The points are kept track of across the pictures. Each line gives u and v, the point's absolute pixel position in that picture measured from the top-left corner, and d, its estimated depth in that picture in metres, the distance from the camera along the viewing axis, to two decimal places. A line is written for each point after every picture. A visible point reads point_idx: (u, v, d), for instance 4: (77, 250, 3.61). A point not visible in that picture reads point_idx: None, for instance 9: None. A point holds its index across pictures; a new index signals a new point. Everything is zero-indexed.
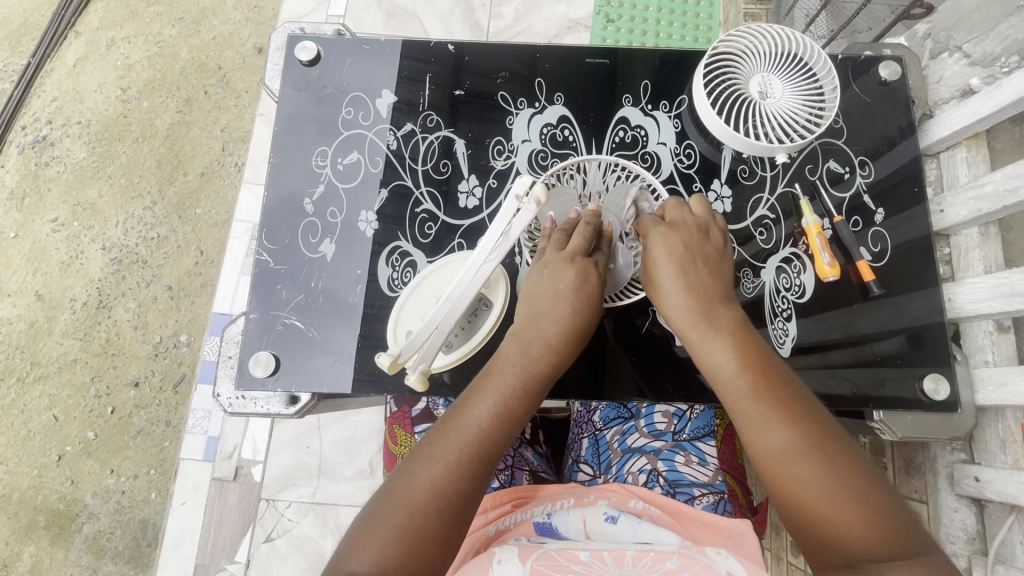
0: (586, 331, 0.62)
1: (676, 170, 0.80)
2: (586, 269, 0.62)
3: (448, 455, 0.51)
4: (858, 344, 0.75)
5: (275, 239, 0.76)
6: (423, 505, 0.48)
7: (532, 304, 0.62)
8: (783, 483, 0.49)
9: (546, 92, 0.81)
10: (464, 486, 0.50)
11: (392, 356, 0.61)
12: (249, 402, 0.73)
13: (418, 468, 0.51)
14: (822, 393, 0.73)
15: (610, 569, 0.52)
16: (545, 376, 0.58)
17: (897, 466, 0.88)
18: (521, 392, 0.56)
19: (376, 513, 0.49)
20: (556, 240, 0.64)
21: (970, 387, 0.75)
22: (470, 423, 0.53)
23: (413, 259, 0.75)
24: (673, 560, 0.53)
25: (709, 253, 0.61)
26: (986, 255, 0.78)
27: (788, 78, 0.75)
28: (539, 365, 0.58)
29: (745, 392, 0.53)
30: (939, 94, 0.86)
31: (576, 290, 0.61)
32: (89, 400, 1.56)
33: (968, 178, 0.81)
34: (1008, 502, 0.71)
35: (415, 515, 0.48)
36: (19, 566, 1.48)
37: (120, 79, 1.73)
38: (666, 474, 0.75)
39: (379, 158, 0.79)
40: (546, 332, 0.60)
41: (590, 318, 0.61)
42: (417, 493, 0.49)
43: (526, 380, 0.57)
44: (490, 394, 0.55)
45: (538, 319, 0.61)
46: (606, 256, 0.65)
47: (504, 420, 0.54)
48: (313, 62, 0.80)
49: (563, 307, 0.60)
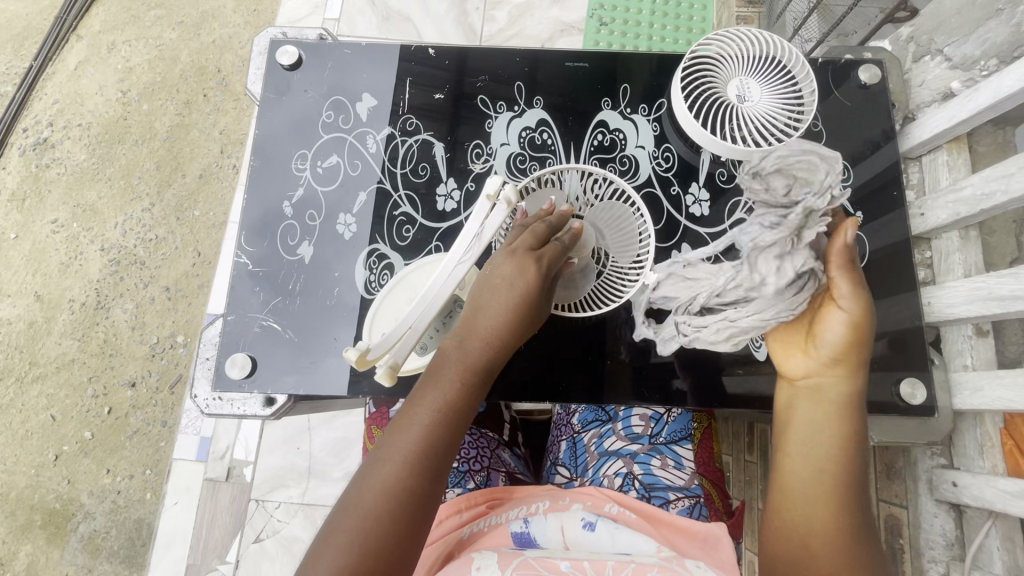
0: (529, 319, 0.62)
1: (654, 173, 0.80)
2: (526, 261, 0.62)
3: (396, 453, 0.51)
4: None
5: (254, 241, 0.76)
6: (374, 507, 0.49)
7: (474, 301, 0.63)
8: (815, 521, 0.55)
9: (525, 95, 0.81)
10: (415, 482, 0.50)
11: (361, 350, 0.60)
12: (226, 403, 0.73)
13: (370, 471, 0.51)
14: None
15: None
16: (486, 368, 0.58)
17: (879, 471, 0.87)
18: (461, 385, 0.56)
19: (337, 521, 0.49)
20: (509, 240, 0.66)
21: (948, 392, 0.74)
22: (417, 420, 0.54)
23: (390, 262, 0.76)
24: (654, 572, 0.54)
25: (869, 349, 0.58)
26: (966, 258, 0.78)
27: (766, 81, 0.75)
28: (479, 358, 0.58)
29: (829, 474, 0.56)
30: (921, 97, 0.86)
31: (513, 284, 0.61)
32: (86, 399, 1.57)
33: (949, 181, 0.81)
34: (985, 508, 0.70)
35: (367, 519, 0.48)
36: (16, 565, 1.49)
37: (121, 81, 1.74)
38: (641, 477, 0.75)
39: (359, 161, 0.79)
40: (487, 329, 0.60)
41: (533, 306, 0.62)
42: (368, 496, 0.49)
43: (466, 371, 0.57)
44: (435, 388, 0.56)
45: (479, 313, 0.61)
46: (562, 247, 0.65)
47: (449, 412, 0.54)
48: (295, 67, 0.81)
49: (500, 303, 0.61)
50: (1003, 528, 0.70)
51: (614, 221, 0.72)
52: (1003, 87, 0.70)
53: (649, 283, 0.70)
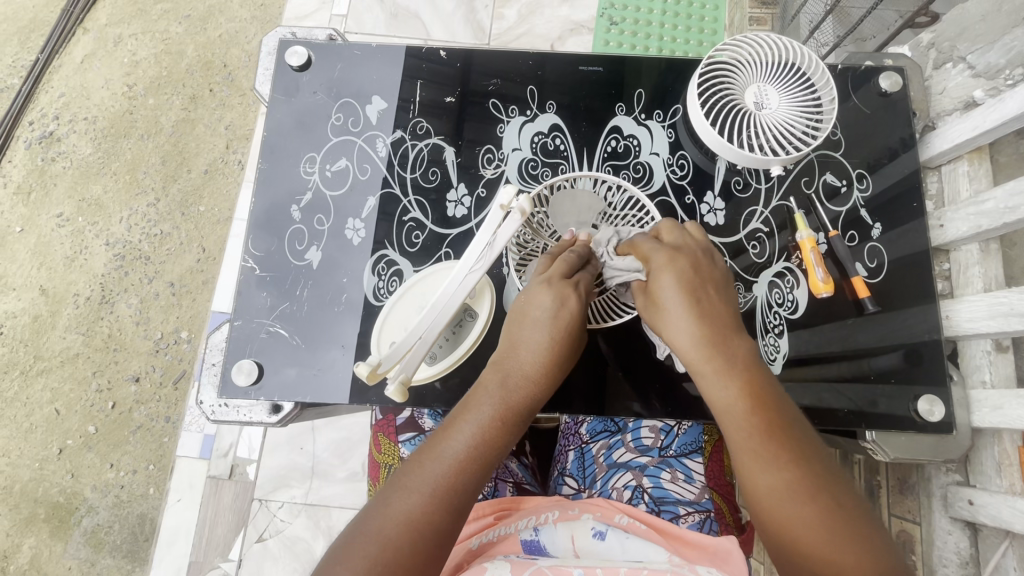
0: (567, 360, 0.61)
1: (669, 181, 0.78)
2: (564, 291, 0.61)
3: (423, 487, 0.50)
4: (853, 360, 0.73)
5: (261, 246, 0.75)
6: (395, 537, 0.47)
7: (515, 331, 0.61)
8: (777, 519, 0.47)
9: (538, 100, 0.80)
10: (440, 518, 0.49)
11: (371, 366, 0.60)
12: (232, 410, 0.72)
13: (393, 499, 0.50)
14: (815, 411, 0.72)
15: None
16: (525, 407, 0.57)
17: (891, 485, 0.85)
18: (498, 422, 0.55)
19: (352, 540, 0.48)
20: (540, 267, 0.64)
21: (965, 409, 0.73)
22: (448, 454, 0.53)
23: (399, 269, 0.75)
24: None
25: (713, 276, 0.60)
26: (986, 272, 0.76)
27: (785, 88, 0.74)
28: (520, 397, 0.57)
29: (755, 431, 0.50)
30: (942, 105, 0.84)
31: (554, 318, 0.60)
32: (90, 394, 1.57)
33: (970, 192, 0.80)
34: (1002, 528, 0.69)
35: (387, 548, 0.47)
36: (19, 558, 1.49)
37: (127, 75, 1.73)
38: (651, 490, 0.74)
39: (368, 165, 0.78)
40: (527, 363, 0.59)
41: (572, 345, 0.61)
42: (390, 525, 0.48)
43: (505, 411, 0.56)
44: (469, 423, 0.54)
45: (520, 349, 0.60)
46: (591, 276, 0.64)
47: (483, 453, 0.53)
48: (303, 67, 0.80)
49: (541, 336, 0.60)
50: (1019, 549, 0.70)
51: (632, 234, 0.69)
52: None
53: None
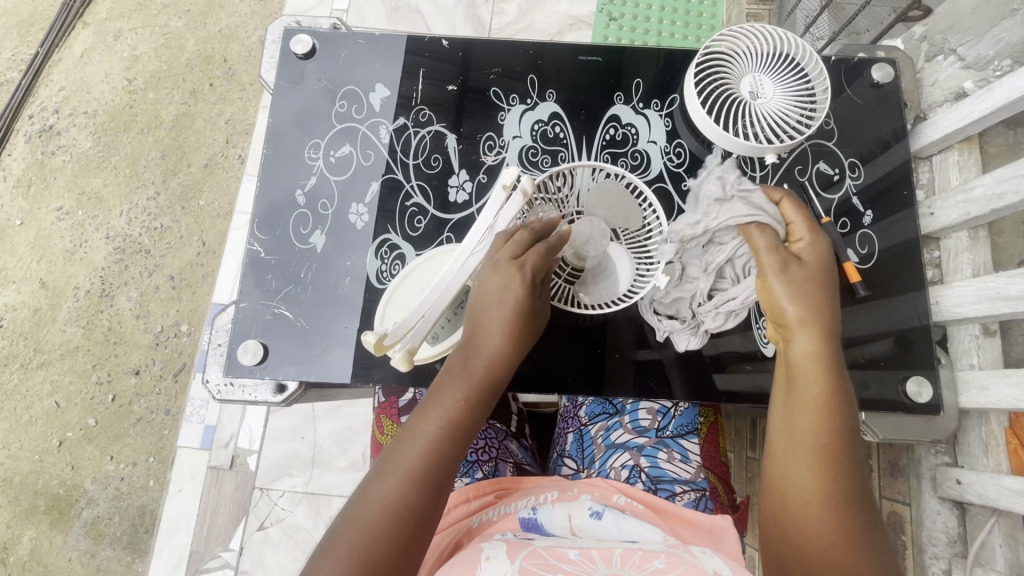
0: (525, 335, 0.62)
1: (666, 168, 0.80)
2: (515, 272, 0.60)
3: (398, 471, 0.52)
4: (845, 345, 0.75)
5: (267, 230, 0.77)
6: (378, 522, 0.49)
7: (472, 314, 0.62)
8: (806, 515, 0.51)
9: (538, 88, 0.81)
10: (420, 496, 0.51)
11: (378, 337, 0.61)
12: (237, 389, 0.74)
13: (372, 487, 0.51)
14: None
15: (598, 568, 0.53)
16: (489, 387, 0.58)
17: (882, 468, 0.87)
18: (464, 402, 0.56)
19: (340, 531, 0.50)
20: (495, 244, 0.63)
21: (954, 391, 0.75)
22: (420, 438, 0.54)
23: (402, 253, 0.76)
24: (661, 558, 0.54)
25: (833, 297, 0.58)
26: (975, 258, 0.78)
27: (780, 78, 0.75)
28: (480, 376, 0.58)
29: (820, 443, 0.52)
30: (933, 97, 0.86)
31: (505, 299, 0.60)
32: (90, 386, 1.58)
33: (960, 181, 0.82)
34: (988, 506, 0.71)
35: (374, 534, 0.49)
36: (20, 549, 1.50)
37: (126, 70, 1.74)
38: (648, 470, 0.76)
39: (371, 152, 0.80)
40: (486, 347, 0.60)
41: (527, 320, 0.61)
42: (371, 510, 0.50)
43: (470, 391, 0.57)
44: (439, 408, 0.56)
45: (479, 332, 0.60)
46: (549, 249, 0.62)
47: (453, 432, 0.54)
48: (308, 56, 0.81)
49: (499, 318, 0.60)
50: (1005, 526, 0.71)
51: (625, 219, 0.72)
52: (1017, 88, 0.70)
53: (660, 285, 0.70)
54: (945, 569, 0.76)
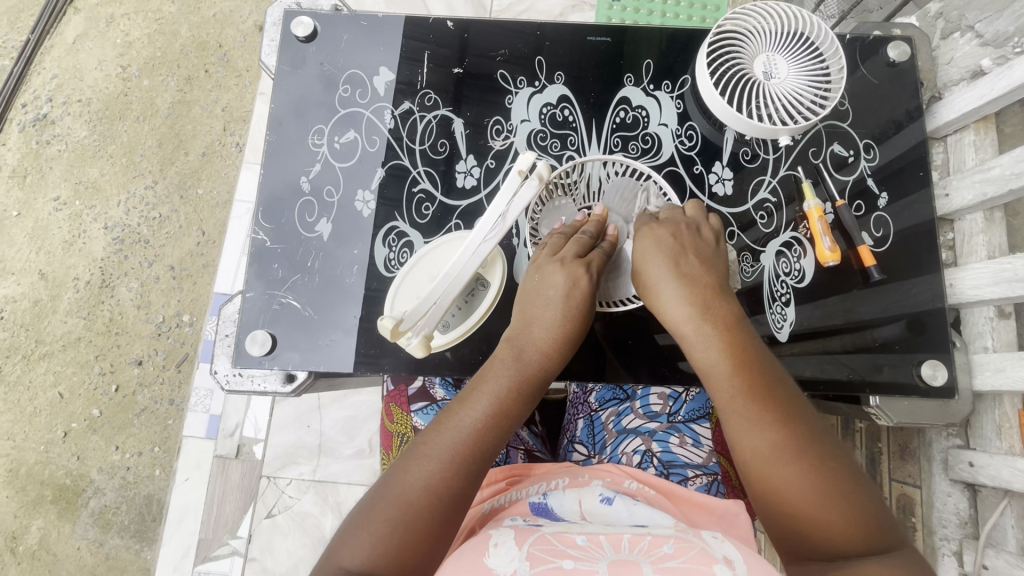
0: (577, 336, 0.63)
1: (677, 152, 0.78)
2: (576, 272, 0.63)
3: (441, 454, 0.54)
4: (858, 331, 0.74)
5: (271, 218, 0.74)
6: (416, 501, 0.51)
7: (529, 309, 0.64)
8: (765, 479, 0.50)
9: (546, 70, 0.79)
10: (456, 483, 0.53)
11: (394, 323, 0.60)
12: (246, 380, 0.72)
13: (412, 466, 0.53)
14: (819, 377, 0.73)
15: (606, 554, 0.51)
16: (538, 380, 0.60)
17: (892, 450, 0.88)
18: (512, 393, 0.58)
19: (374, 505, 0.52)
20: (552, 244, 0.66)
21: (968, 373, 0.74)
22: (463, 425, 0.56)
23: (409, 240, 0.74)
24: (670, 544, 0.51)
25: (700, 249, 0.63)
26: (990, 240, 0.77)
27: (794, 58, 0.74)
28: (532, 369, 0.60)
29: (737, 389, 0.53)
30: (949, 76, 0.85)
31: (564, 299, 0.62)
32: (94, 377, 1.57)
33: (975, 162, 0.80)
34: (1001, 488, 0.71)
35: (409, 509, 0.51)
36: (28, 538, 1.51)
37: (120, 56, 1.71)
38: (660, 454, 0.75)
39: (376, 137, 0.77)
40: (540, 342, 0.62)
41: (581, 322, 0.63)
42: (411, 489, 0.52)
43: (517, 382, 0.59)
44: (484, 395, 0.58)
45: (531, 326, 0.63)
46: (606, 254, 0.66)
47: (498, 423, 0.56)
48: (310, 39, 0.79)
49: (553, 315, 0.62)
50: (1018, 507, 0.71)
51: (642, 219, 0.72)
52: None
53: None
54: (955, 551, 0.77)
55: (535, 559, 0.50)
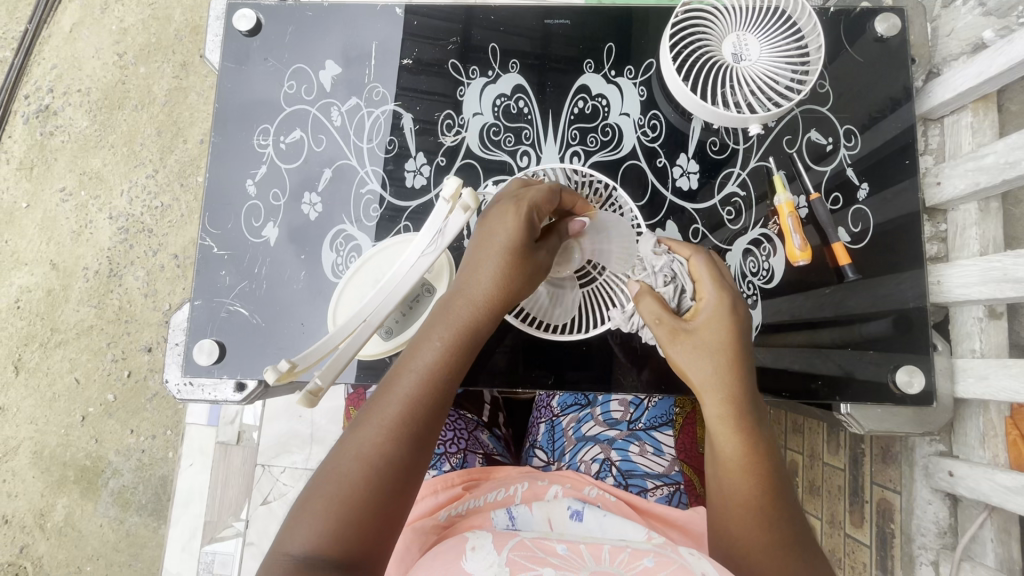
0: (525, 279, 0.58)
1: (639, 143, 0.73)
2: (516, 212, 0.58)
3: (380, 420, 0.51)
4: (845, 325, 0.69)
5: (217, 223, 0.72)
6: (353, 472, 0.48)
7: (470, 254, 0.59)
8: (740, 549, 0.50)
9: (500, 59, 0.75)
10: (395, 449, 0.50)
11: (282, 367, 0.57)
12: (197, 389, 0.70)
13: (351, 437, 0.51)
14: (805, 371, 0.69)
15: (587, 564, 0.50)
16: (479, 329, 0.57)
17: (874, 454, 0.83)
18: (449, 348, 0.55)
19: (313, 488, 0.49)
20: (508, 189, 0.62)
21: (950, 379, 0.70)
22: (403, 388, 0.53)
23: (357, 243, 0.72)
24: (650, 558, 0.50)
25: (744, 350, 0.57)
26: (984, 233, 0.71)
27: (768, 37, 0.67)
28: (470, 320, 0.56)
29: (742, 482, 0.52)
30: (949, 49, 0.76)
31: (500, 238, 0.57)
32: (107, 364, 1.61)
33: (972, 146, 0.73)
34: (981, 500, 0.67)
35: (344, 483, 0.48)
36: (55, 516, 1.58)
37: (116, 43, 1.68)
38: (619, 463, 0.73)
39: (323, 136, 0.74)
40: (482, 290, 0.57)
41: (526, 262, 0.58)
42: (347, 461, 0.49)
43: (457, 338, 0.55)
44: (420, 357, 0.54)
45: (471, 275, 0.58)
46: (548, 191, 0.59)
47: (435, 381, 0.53)
48: (253, 33, 0.75)
49: (490, 260, 0.57)
50: (998, 520, 0.67)
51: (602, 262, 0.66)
52: None
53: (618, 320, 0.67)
54: (932, 560, 0.73)
55: (515, 565, 0.49)
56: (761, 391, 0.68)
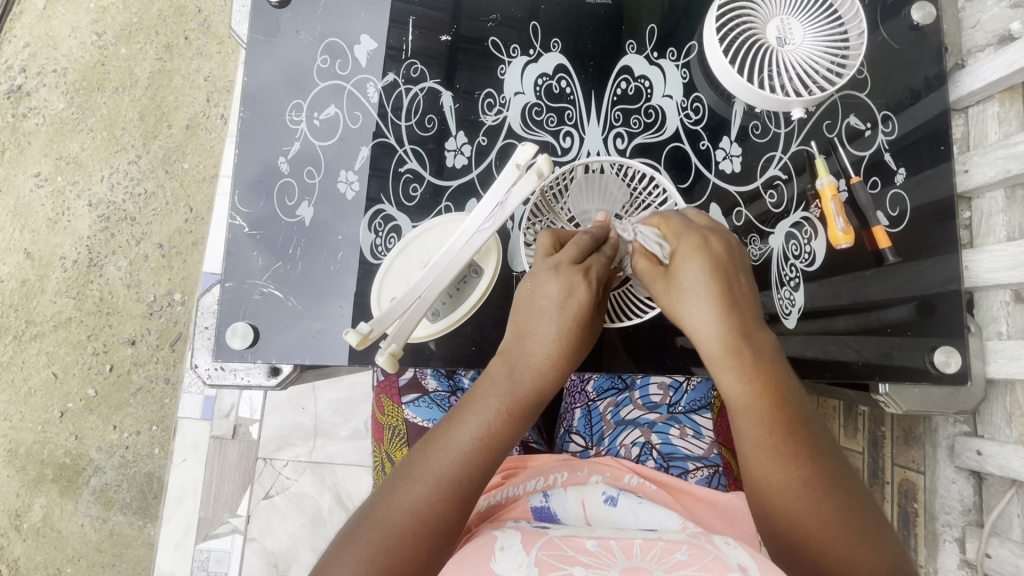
0: (582, 346, 0.54)
1: (682, 126, 0.73)
2: (573, 281, 0.52)
3: (430, 477, 0.48)
4: (860, 313, 0.70)
5: (249, 202, 0.70)
6: (400, 527, 0.46)
7: (521, 317, 0.54)
8: (788, 518, 0.45)
9: (541, 37, 0.74)
10: (446, 512, 0.47)
11: (364, 332, 0.56)
12: (228, 373, 0.68)
13: (398, 487, 0.48)
14: (823, 360, 0.69)
15: (617, 563, 0.42)
16: (537, 399, 0.52)
17: (896, 435, 0.85)
18: (504, 417, 0.50)
19: (355, 527, 0.47)
20: (545, 248, 0.55)
21: (980, 360, 0.72)
22: (453, 446, 0.49)
23: (397, 224, 0.70)
24: (683, 551, 0.43)
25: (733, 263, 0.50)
26: (1010, 220, 0.74)
27: (810, 21, 0.68)
28: (526, 387, 0.51)
29: (768, 435, 0.46)
30: (974, 41, 0.78)
31: (563, 309, 0.52)
32: (86, 357, 1.53)
33: (998, 135, 0.75)
34: (1009, 477, 0.70)
35: (391, 536, 0.45)
36: (32, 517, 1.50)
37: (94, 22, 1.60)
38: (660, 447, 0.73)
39: (359, 113, 0.72)
40: (539, 355, 0.52)
41: (589, 328, 0.53)
42: (395, 512, 0.47)
43: (512, 405, 0.50)
44: (473, 416, 0.50)
45: (526, 340, 0.52)
46: (607, 260, 0.55)
47: (488, 450, 0.49)
48: (283, 4, 0.72)
49: (551, 326, 0.52)
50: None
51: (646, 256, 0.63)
52: None
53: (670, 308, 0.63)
54: (957, 537, 0.76)
55: (544, 566, 0.41)
56: (805, 378, 0.69)
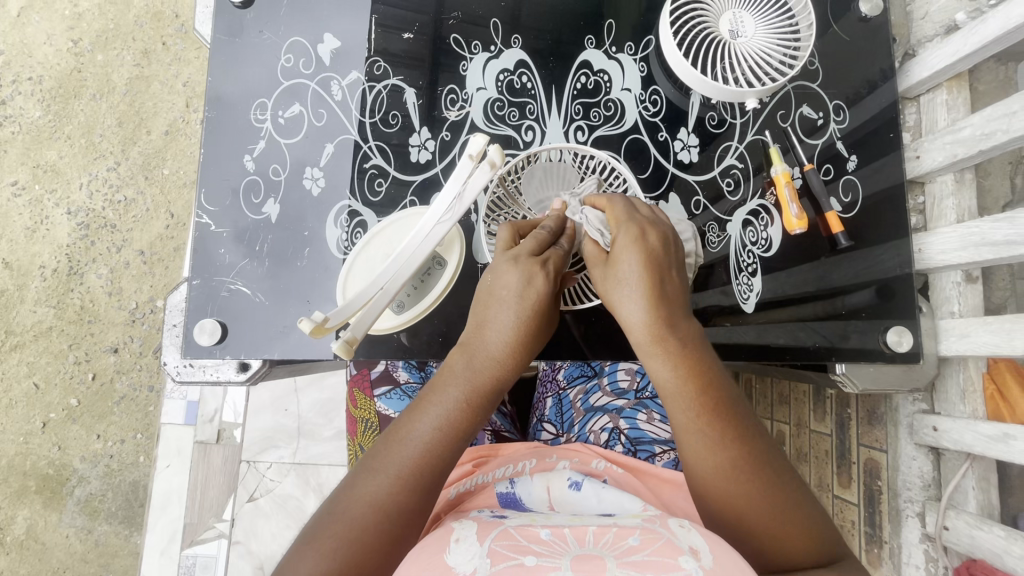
0: (539, 335, 0.56)
1: (641, 118, 0.74)
2: (531, 268, 0.54)
3: (390, 467, 0.49)
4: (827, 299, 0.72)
5: (215, 200, 0.70)
6: (362, 519, 0.47)
7: (477, 311, 0.55)
8: (716, 494, 0.48)
9: (502, 34, 0.75)
10: (407, 501, 0.48)
11: (318, 321, 0.57)
12: (198, 370, 0.68)
13: (361, 480, 0.49)
14: (789, 345, 0.71)
15: (570, 549, 0.42)
16: (495, 388, 0.53)
17: (860, 416, 0.87)
18: (461, 407, 0.51)
19: (319, 521, 0.48)
20: (506, 240, 0.57)
21: (934, 339, 0.74)
22: (413, 439, 0.50)
23: (363, 219, 0.71)
24: (636, 537, 0.44)
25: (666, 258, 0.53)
26: (960, 203, 0.76)
27: (761, 14, 0.70)
28: (485, 377, 0.52)
29: (696, 415, 0.48)
30: (923, 31, 0.81)
31: (520, 299, 0.53)
32: (68, 366, 1.52)
33: (947, 122, 0.78)
34: (963, 451, 0.72)
35: (354, 529, 0.46)
36: (15, 529, 1.48)
37: (70, 29, 1.59)
38: (627, 431, 0.75)
39: (324, 110, 0.73)
40: (494, 346, 0.53)
41: (545, 317, 0.55)
42: (358, 506, 0.47)
43: (470, 395, 0.52)
44: (433, 407, 0.51)
45: (484, 330, 0.54)
46: (564, 253, 0.57)
47: (449, 439, 0.50)
48: (246, 5, 0.73)
49: (508, 316, 0.53)
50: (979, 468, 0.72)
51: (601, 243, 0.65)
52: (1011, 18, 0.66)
53: None
54: (918, 513, 0.78)
55: (496, 557, 0.42)
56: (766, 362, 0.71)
